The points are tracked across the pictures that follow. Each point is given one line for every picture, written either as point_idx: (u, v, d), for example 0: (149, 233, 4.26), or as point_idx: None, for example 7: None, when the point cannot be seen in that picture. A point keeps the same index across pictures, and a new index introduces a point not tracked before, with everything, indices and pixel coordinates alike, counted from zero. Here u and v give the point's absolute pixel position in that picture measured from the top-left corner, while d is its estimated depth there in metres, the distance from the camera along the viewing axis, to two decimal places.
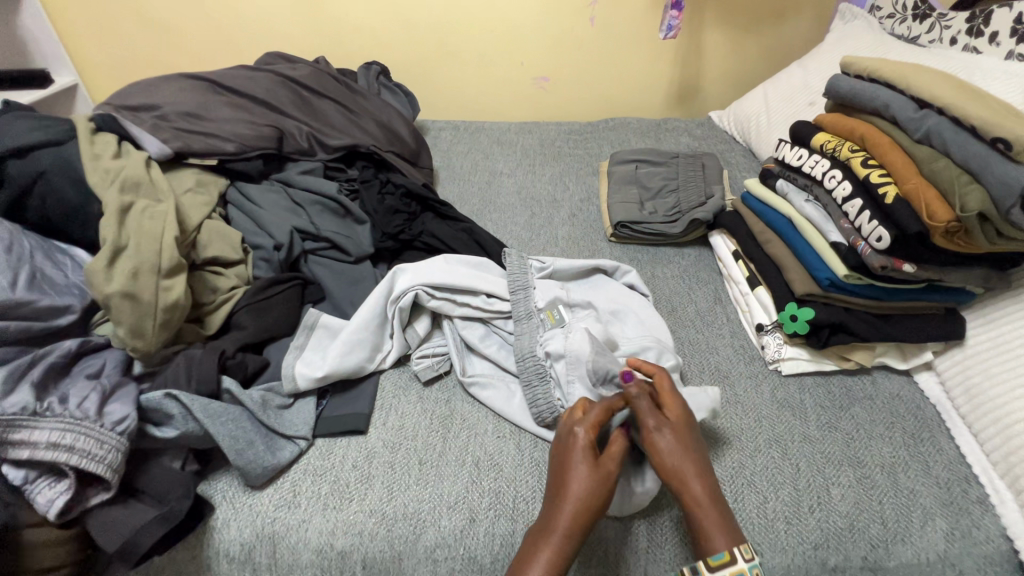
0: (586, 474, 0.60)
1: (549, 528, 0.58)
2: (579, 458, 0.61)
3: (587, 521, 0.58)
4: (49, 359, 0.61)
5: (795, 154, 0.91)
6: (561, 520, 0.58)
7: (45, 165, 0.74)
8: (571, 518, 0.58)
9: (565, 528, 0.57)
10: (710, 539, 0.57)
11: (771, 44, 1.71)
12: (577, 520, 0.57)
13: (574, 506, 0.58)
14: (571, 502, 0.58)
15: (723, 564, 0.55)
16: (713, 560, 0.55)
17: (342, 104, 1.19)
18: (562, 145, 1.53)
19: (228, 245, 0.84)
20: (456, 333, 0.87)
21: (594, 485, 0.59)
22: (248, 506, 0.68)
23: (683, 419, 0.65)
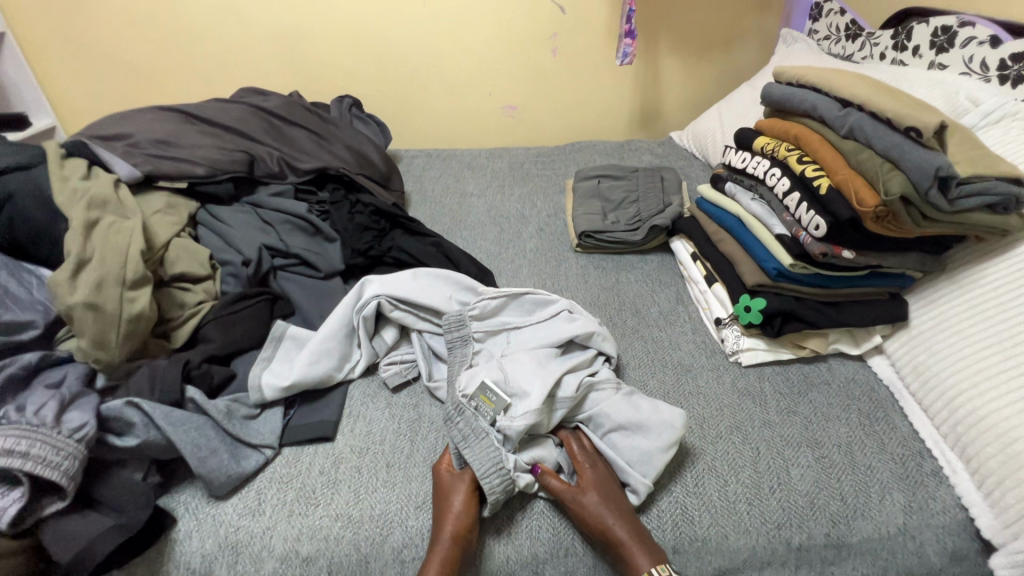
0: (460, 500, 0.66)
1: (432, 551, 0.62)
2: (447, 489, 0.68)
3: (464, 535, 0.64)
4: (7, 371, 0.62)
5: (739, 157, 0.97)
6: (441, 542, 0.63)
7: (14, 187, 0.76)
8: (450, 537, 0.63)
9: (451, 535, 0.63)
10: (635, 567, 0.62)
11: (723, 69, 1.82)
12: (455, 536, 0.63)
13: (448, 525, 0.64)
14: (453, 515, 0.65)
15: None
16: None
17: (313, 131, 1.24)
18: (531, 167, 1.60)
19: (196, 262, 0.86)
20: (418, 346, 0.88)
21: (462, 507, 0.65)
22: (210, 516, 0.68)
23: (593, 474, 0.70)
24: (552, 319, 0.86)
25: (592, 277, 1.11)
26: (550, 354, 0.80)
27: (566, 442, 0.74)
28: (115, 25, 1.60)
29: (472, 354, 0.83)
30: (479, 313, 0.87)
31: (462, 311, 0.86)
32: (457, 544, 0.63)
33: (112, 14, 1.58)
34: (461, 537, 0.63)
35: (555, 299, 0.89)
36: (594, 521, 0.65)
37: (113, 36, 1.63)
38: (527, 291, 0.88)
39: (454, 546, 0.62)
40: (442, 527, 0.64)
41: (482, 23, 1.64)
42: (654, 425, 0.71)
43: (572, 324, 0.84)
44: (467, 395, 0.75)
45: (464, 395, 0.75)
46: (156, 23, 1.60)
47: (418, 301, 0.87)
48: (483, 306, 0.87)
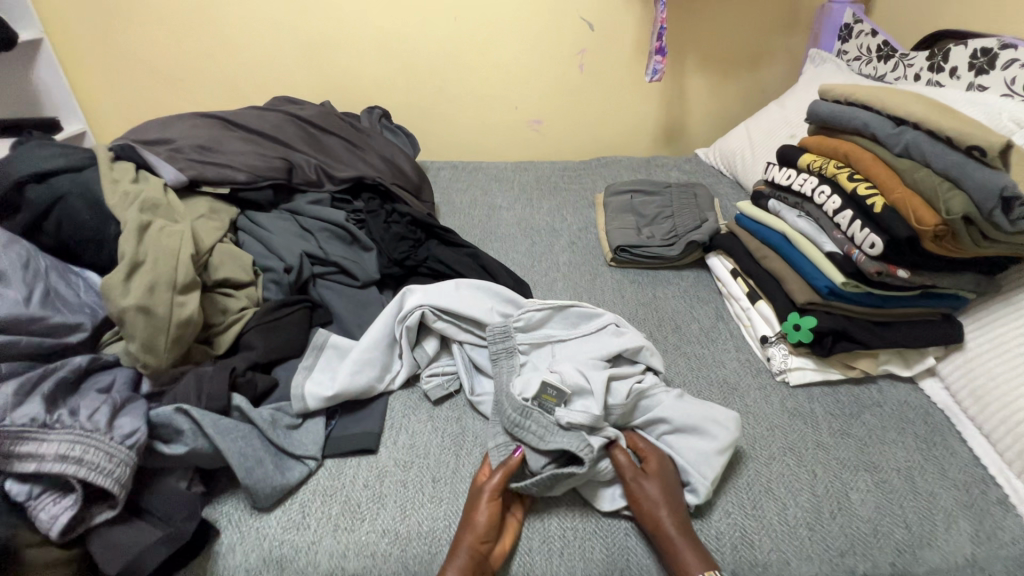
0: (481, 508, 0.64)
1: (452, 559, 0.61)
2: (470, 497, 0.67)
3: (481, 552, 0.61)
4: (59, 374, 0.61)
5: (784, 174, 0.96)
6: (460, 550, 0.61)
7: (64, 189, 0.76)
8: (469, 547, 0.61)
9: (468, 550, 0.61)
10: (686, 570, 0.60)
11: (749, 88, 1.83)
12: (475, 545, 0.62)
13: (468, 533, 0.62)
14: (473, 530, 0.62)
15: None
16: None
17: (348, 140, 1.24)
18: (558, 181, 1.59)
19: (240, 267, 0.85)
20: (460, 356, 0.86)
21: (484, 516, 0.64)
22: (254, 529, 0.66)
23: (660, 467, 0.69)
24: (597, 332, 0.85)
25: (629, 292, 1.10)
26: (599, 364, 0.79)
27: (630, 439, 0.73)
28: (151, 34, 1.62)
29: (518, 366, 0.81)
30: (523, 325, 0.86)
31: (506, 323, 0.85)
32: (474, 561, 0.61)
33: (148, 22, 1.60)
34: (478, 553, 0.61)
35: (600, 314, 0.89)
36: (648, 510, 0.64)
37: (148, 44, 1.65)
38: (572, 304, 0.88)
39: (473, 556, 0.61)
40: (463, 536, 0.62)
41: (512, 38, 1.66)
42: (710, 427, 0.72)
43: (621, 339, 0.83)
44: (527, 398, 0.74)
45: (523, 399, 0.74)
46: (190, 32, 1.62)
47: (461, 311, 0.86)
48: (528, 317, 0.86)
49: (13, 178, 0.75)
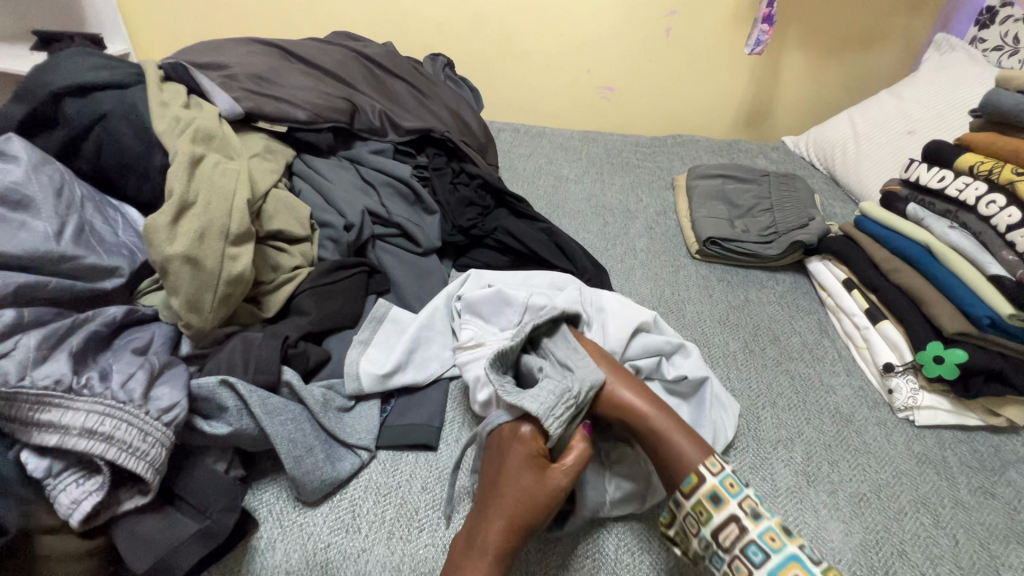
0: (539, 483, 0.53)
1: (484, 525, 0.51)
2: (518, 468, 0.53)
3: (524, 529, 0.51)
4: (90, 326, 0.51)
5: (934, 175, 0.82)
6: (495, 525, 0.51)
7: (107, 107, 0.65)
8: (503, 521, 0.51)
9: (499, 529, 0.51)
10: (682, 461, 0.54)
11: (853, 73, 1.63)
12: (510, 525, 0.51)
13: (509, 505, 0.52)
14: (508, 504, 0.52)
15: (695, 488, 0.53)
16: (686, 486, 0.53)
17: (414, 86, 1.11)
18: (629, 157, 1.38)
19: (295, 219, 0.74)
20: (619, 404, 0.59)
21: (539, 496, 0.52)
22: (297, 525, 0.57)
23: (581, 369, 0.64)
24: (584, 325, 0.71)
25: (717, 291, 0.96)
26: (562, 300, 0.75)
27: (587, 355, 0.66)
28: None
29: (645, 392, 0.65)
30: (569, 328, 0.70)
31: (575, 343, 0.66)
32: (509, 536, 0.51)
33: None
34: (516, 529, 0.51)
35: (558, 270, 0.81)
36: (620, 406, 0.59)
37: None
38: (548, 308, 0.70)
39: (505, 539, 0.50)
40: (500, 505, 0.52)
41: None
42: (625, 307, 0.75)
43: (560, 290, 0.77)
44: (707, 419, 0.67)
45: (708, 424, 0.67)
46: None
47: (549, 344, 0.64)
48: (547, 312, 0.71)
49: (50, 89, 0.64)
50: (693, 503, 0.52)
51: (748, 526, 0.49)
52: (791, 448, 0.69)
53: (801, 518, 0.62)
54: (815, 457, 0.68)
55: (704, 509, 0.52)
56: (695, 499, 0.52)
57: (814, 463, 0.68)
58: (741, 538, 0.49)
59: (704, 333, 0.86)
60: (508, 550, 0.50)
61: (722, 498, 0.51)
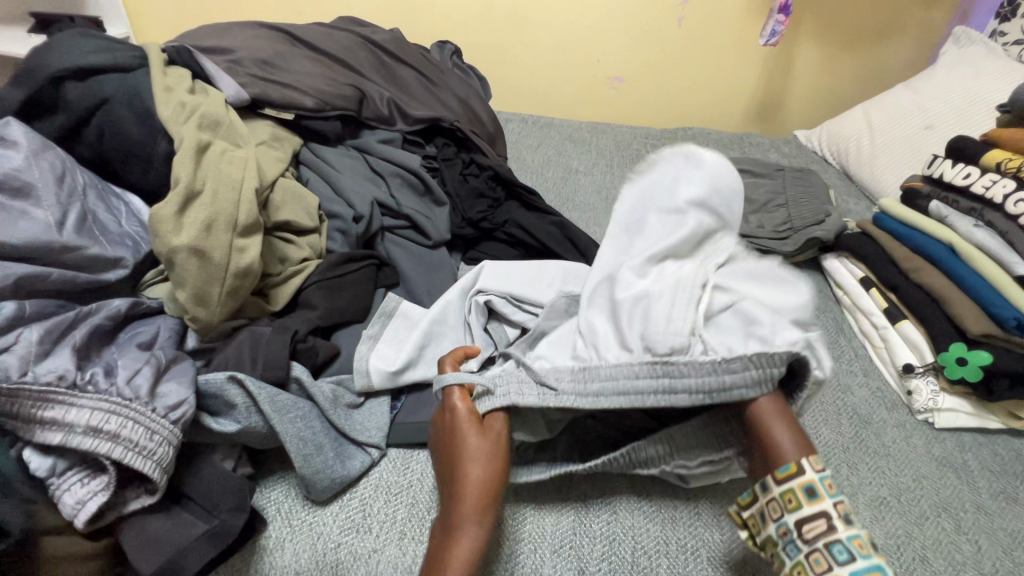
0: (480, 439, 0.51)
1: (457, 499, 0.48)
2: (463, 432, 0.51)
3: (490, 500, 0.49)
4: (93, 320, 0.50)
5: (959, 171, 0.82)
6: (464, 507, 0.48)
7: (109, 92, 0.63)
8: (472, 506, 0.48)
9: (467, 514, 0.48)
10: (778, 449, 0.46)
11: (869, 65, 1.60)
12: (481, 501, 0.48)
13: (471, 486, 0.48)
14: (471, 486, 0.48)
15: (791, 476, 0.44)
16: (780, 472, 0.45)
17: (423, 73, 1.08)
18: (640, 149, 1.35)
19: (303, 210, 0.72)
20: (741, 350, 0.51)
21: (489, 454, 0.50)
22: (307, 525, 0.55)
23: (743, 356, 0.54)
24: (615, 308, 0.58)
25: None
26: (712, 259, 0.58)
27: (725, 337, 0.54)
28: None
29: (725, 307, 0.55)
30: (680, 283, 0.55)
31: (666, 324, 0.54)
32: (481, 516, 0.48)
33: None
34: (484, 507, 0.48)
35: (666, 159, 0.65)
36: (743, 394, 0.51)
37: None
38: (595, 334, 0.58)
39: (482, 501, 0.48)
40: (467, 480, 0.49)
41: None
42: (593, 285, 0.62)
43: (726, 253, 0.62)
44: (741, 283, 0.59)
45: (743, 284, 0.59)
46: None
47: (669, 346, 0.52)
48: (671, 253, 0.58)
49: (49, 71, 0.62)
50: (782, 491, 0.45)
51: (838, 526, 0.42)
52: None
53: None
54: (834, 460, 0.67)
55: (793, 497, 0.44)
56: (786, 487, 0.44)
57: (833, 465, 0.66)
58: (826, 535, 0.42)
59: None
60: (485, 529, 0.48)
61: (818, 492, 0.43)
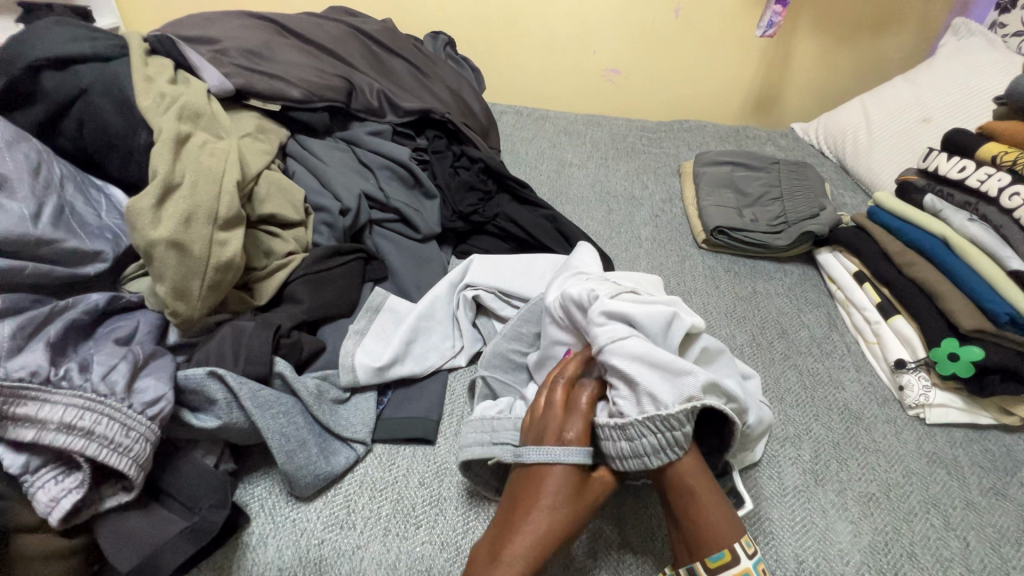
0: (567, 500, 0.47)
1: (511, 545, 0.45)
2: (558, 479, 0.47)
3: (563, 533, 0.47)
4: (69, 314, 0.49)
5: (954, 165, 0.81)
6: (541, 528, 0.46)
7: (87, 82, 0.62)
8: (550, 526, 0.46)
9: (542, 535, 0.46)
10: (713, 537, 0.47)
11: (867, 57, 1.58)
12: (556, 532, 0.46)
13: (562, 509, 0.47)
14: (557, 508, 0.47)
15: (725, 565, 0.46)
16: (711, 560, 0.46)
17: (414, 64, 1.06)
18: (635, 142, 1.34)
19: (289, 203, 0.71)
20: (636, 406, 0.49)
21: (567, 518, 0.47)
22: (290, 521, 0.55)
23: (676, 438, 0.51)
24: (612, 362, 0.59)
25: (724, 281, 0.93)
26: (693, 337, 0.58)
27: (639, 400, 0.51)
28: None
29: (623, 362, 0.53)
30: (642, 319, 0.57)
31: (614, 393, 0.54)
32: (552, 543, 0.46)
33: None
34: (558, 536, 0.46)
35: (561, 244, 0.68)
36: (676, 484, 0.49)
37: None
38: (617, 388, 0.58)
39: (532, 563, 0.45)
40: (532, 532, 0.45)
41: None
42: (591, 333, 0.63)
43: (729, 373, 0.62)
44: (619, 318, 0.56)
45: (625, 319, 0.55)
46: None
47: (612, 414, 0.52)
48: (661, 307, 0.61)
49: (26, 61, 0.61)
50: None
51: None
52: (799, 446, 0.67)
53: (808, 518, 0.60)
54: (823, 455, 0.66)
55: None
56: None
57: (822, 461, 0.66)
58: None
59: (710, 325, 0.84)
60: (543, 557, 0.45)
61: None
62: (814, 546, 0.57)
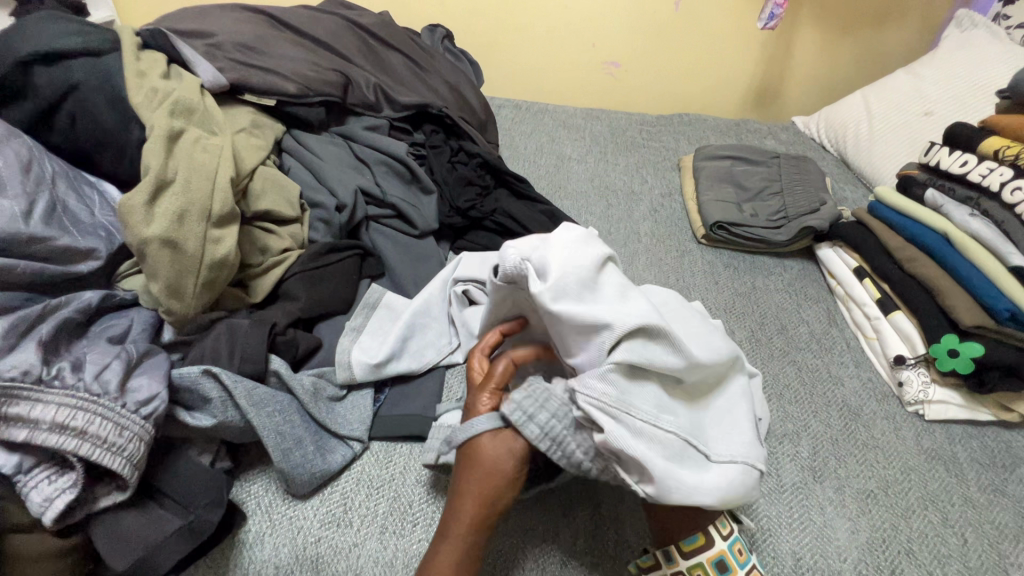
0: (491, 458, 0.48)
1: (452, 507, 0.48)
2: (478, 442, 0.49)
3: (488, 503, 0.48)
4: (62, 313, 0.48)
5: (956, 159, 0.81)
6: (461, 508, 0.48)
7: (79, 77, 0.61)
8: (469, 502, 0.48)
9: (464, 514, 0.47)
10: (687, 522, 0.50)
11: (869, 50, 1.57)
12: (477, 506, 0.48)
13: (473, 484, 0.48)
14: (471, 483, 0.48)
15: (699, 549, 0.50)
16: (687, 543, 0.50)
17: (411, 58, 1.05)
18: (634, 136, 1.33)
19: (284, 199, 0.71)
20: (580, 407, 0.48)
21: (495, 474, 0.48)
22: (287, 519, 0.54)
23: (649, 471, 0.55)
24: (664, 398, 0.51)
25: (723, 277, 0.92)
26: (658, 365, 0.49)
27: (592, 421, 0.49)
28: None
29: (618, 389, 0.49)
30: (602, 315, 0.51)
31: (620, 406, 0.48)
32: (476, 518, 0.47)
33: None
34: (480, 507, 0.48)
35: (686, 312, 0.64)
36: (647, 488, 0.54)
37: None
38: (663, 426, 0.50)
39: (472, 520, 0.47)
40: (464, 495, 0.48)
41: None
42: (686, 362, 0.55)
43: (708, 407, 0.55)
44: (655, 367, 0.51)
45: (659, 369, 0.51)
46: None
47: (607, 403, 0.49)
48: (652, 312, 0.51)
49: (17, 56, 0.60)
50: (691, 564, 0.50)
51: None
52: (797, 443, 0.67)
53: (806, 514, 0.60)
54: (822, 452, 0.66)
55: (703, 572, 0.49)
56: (694, 560, 0.50)
57: (821, 458, 0.65)
58: None
59: None
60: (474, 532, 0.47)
61: (725, 565, 0.50)
62: (811, 542, 0.57)
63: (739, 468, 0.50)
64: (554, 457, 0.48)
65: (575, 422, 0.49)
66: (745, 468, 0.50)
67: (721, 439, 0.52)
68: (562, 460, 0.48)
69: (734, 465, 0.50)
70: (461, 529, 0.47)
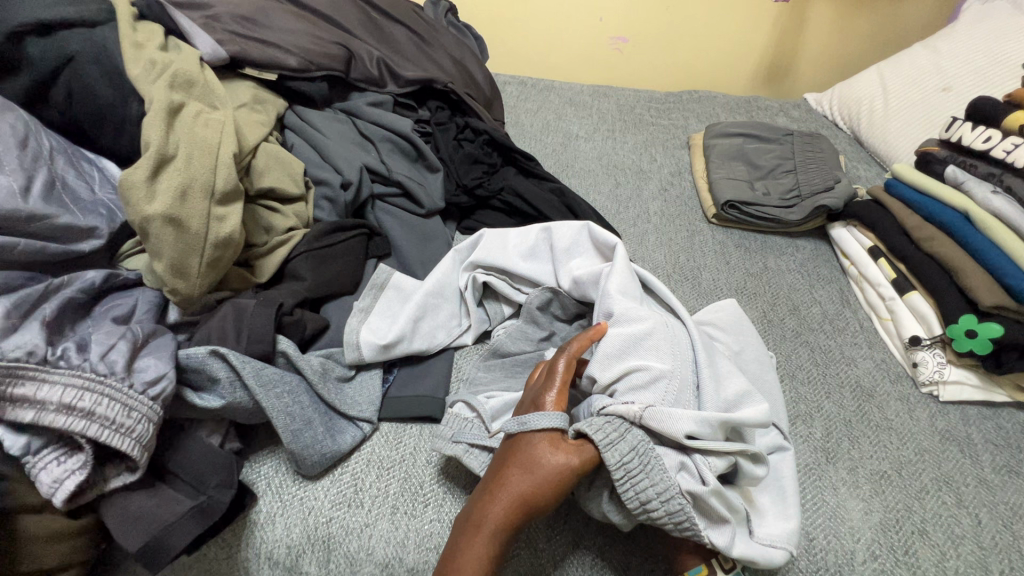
0: (544, 460, 0.47)
1: (488, 499, 0.47)
2: (535, 442, 0.48)
3: (530, 505, 0.46)
4: (65, 292, 0.48)
5: (979, 135, 0.79)
6: (500, 499, 0.46)
7: (74, 50, 0.59)
8: (511, 495, 0.46)
9: (501, 509, 0.46)
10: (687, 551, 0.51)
11: (884, 24, 1.52)
12: (518, 503, 0.46)
13: (520, 476, 0.47)
14: (520, 477, 0.47)
15: None
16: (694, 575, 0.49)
17: (415, 32, 1.02)
18: (643, 113, 1.30)
19: (288, 177, 0.69)
20: (652, 459, 0.47)
21: (543, 476, 0.46)
22: (298, 499, 0.54)
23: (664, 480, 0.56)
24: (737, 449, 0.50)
25: (734, 257, 0.91)
26: (728, 422, 0.50)
27: (678, 475, 0.48)
28: None
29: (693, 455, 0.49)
30: (677, 389, 0.52)
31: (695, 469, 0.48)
32: (511, 513, 0.46)
33: None
34: (520, 504, 0.46)
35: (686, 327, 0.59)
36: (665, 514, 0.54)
37: None
38: (737, 505, 0.49)
39: (508, 516, 0.46)
40: (506, 487, 0.47)
41: None
42: (732, 396, 0.52)
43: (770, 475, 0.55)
44: (718, 422, 0.49)
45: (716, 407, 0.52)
46: None
47: (676, 465, 0.48)
48: (755, 415, 0.51)
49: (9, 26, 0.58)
50: None
51: None
52: (810, 424, 0.66)
53: (819, 496, 0.59)
54: (834, 432, 0.65)
55: None
56: None
57: (833, 439, 0.65)
58: None
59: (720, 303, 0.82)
60: (506, 528, 0.46)
61: None
62: (825, 523, 0.57)
63: (779, 553, 0.49)
64: (625, 497, 0.46)
65: (651, 466, 0.47)
66: (784, 553, 0.49)
67: (774, 519, 0.51)
68: (631, 501, 0.46)
69: (774, 550, 0.49)
70: (495, 526, 0.46)
